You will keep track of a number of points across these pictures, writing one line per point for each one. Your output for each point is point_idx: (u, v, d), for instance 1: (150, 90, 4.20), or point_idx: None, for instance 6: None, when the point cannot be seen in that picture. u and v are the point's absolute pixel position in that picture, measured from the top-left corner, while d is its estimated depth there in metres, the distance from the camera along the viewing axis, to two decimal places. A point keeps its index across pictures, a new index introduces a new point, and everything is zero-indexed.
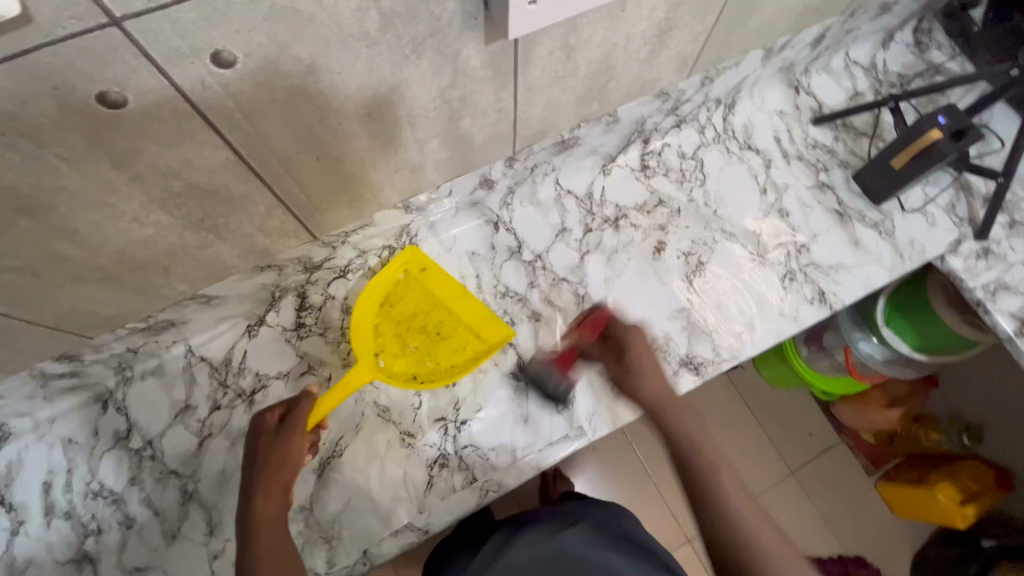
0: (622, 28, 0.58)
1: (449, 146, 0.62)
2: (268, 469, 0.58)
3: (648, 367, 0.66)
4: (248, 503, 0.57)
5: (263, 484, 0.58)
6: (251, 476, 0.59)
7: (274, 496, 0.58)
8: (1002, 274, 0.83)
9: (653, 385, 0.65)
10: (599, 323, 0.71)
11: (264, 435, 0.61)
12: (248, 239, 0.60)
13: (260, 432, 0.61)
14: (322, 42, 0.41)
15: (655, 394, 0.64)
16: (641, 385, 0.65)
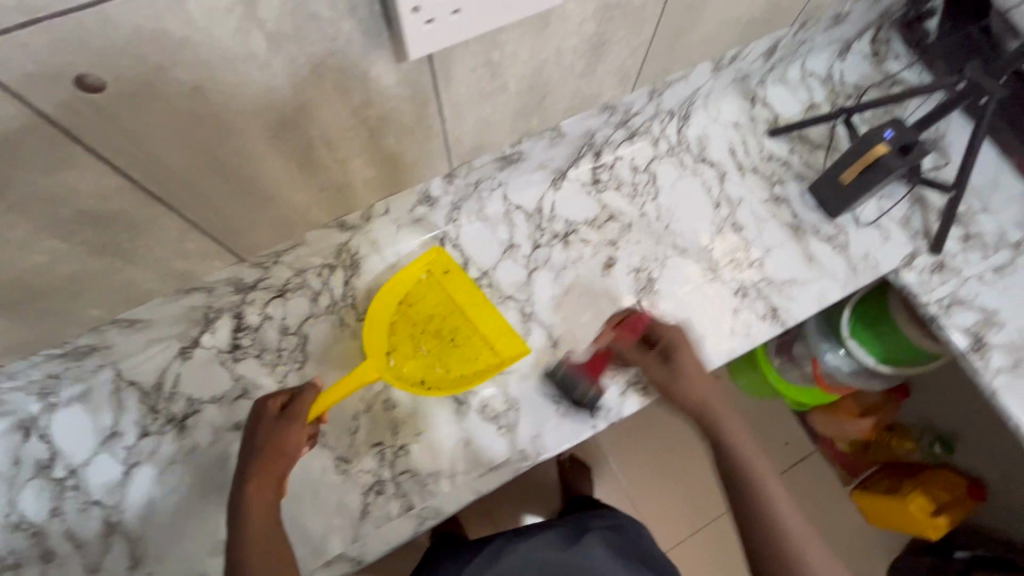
0: (549, 43, 0.56)
1: (375, 164, 0.60)
2: (263, 459, 0.59)
3: (693, 371, 0.67)
4: (240, 492, 0.58)
5: (258, 473, 0.58)
6: (247, 466, 0.59)
7: (266, 488, 0.58)
8: (957, 288, 0.83)
9: (697, 391, 0.66)
10: (636, 326, 0.71)
11: (263, 423, 0.61)
12: (164, 263, 0.58)
13: (261, 420, 0.61)
14: (204, 63, 0.39)
15: (702, 395, 0.66)
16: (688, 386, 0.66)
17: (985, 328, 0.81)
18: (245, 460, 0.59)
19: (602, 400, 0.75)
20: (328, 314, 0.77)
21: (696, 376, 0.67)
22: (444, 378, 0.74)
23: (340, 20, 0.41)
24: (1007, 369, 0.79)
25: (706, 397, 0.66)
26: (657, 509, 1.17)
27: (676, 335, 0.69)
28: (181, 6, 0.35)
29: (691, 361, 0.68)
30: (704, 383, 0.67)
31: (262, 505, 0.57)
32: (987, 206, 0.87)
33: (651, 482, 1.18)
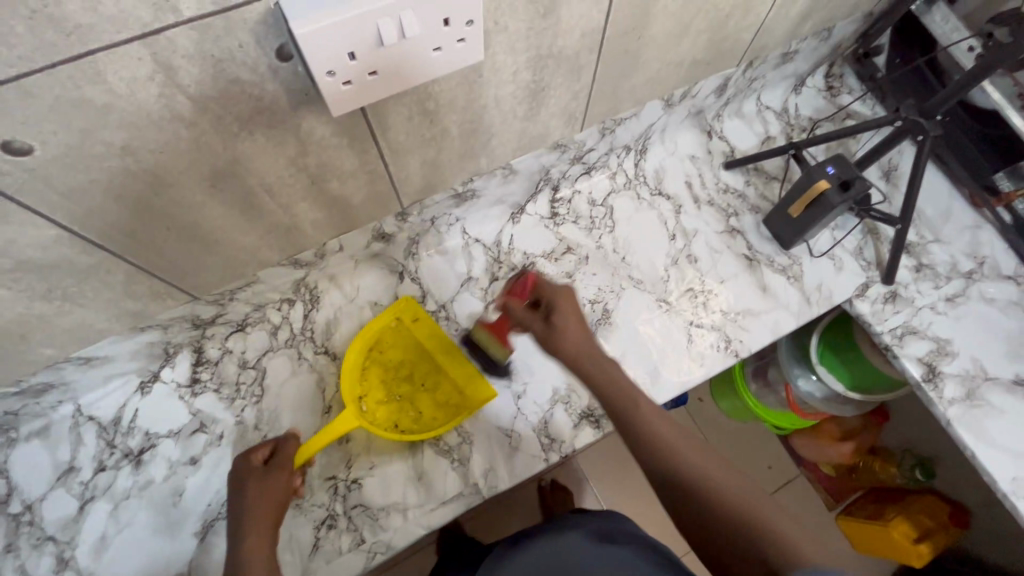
0: (485, 91, 0.59)
1: (322, 206, 0.63)
2: (253, 511, 0.59)
3: (573, 328, 0.62)
4: (236, 548, 0.57)
5: (250, 524, 0.58)
6: (240, 521, 0.59)
7: (265, 536, 0.58)
8: (910, 318, 0.84)
9: (576, 342, 0.61)
10: (523, 289, 0.67)
11: (250, 476, 0.62)
12: (114, 304, 0.60)
13: (248, 473, 0.62)
14: (131, 126, 0.41)
15: (581, 353, 0.61)
16: (575, 359, 0.61)
17: (937, 358, 0.81)
18: (232, 523, 0.59)
19: (555, 433, 0.76)
20: (287, 348, 0.79)
21: (576, 332, 0.62)
22: (418, 421, 0.76)
23: (264, 82, 0.43)
24: (959, 399, 0.79)
25: (584, 353, 0.61)
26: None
27: (556, 293, 0.64)
28: (100, 78, 0.37)
29: (569, 314, 0.63)
30: (589, 343, 0.62)
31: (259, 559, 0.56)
32: (938, 237, 0.89)
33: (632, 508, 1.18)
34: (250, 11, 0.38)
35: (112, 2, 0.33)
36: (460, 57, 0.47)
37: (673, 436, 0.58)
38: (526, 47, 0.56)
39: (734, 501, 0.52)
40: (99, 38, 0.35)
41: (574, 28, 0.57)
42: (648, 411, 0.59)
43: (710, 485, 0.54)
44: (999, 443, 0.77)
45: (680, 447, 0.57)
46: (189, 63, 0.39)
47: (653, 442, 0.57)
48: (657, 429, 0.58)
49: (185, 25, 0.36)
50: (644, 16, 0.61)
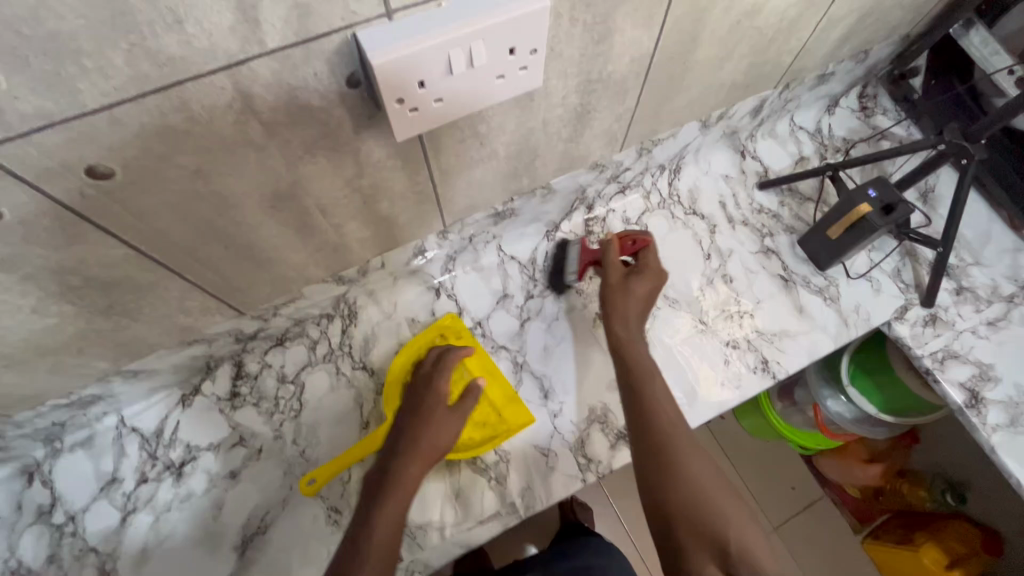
0: (535, 114, 0.60)
1: (370, 225, 0.63)
2: (418, 449, 0.68)
3: (636, 289, 0.75)
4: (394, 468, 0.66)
5: (411, 457, 0.67)
6: (408, 446, 0.68)
7: (419, 472, 0.66)
8: (950, 342, 0.83)
9: (634, 304, 0.75)
10: (634, 242, 0.79)
11: (435, 407, 0.71)
12: (167, 318, 0.61)
13: (434, 405, 0.71)
14: (205, 151, 0.42)
15: (631, 316, 0.74)
16: (624, 318, 0.74)
17: (979, 383, 0.80)
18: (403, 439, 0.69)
19: (592, 453, 0.76)
20: (325, 363, 0.79)
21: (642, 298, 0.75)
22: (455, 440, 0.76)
23: (332, 107, 0.44)
24: (1003, 426, 0.78)
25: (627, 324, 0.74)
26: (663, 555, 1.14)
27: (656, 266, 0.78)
28: (185, 106, 0.38)
29: (646, 282, 0.76)
30: (640, 309, 0.75)
31: (401, 491, 0.64)
32: (978, 260, 0.88)
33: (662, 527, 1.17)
34: (328, 41, 0.39)
35: (205, 36, 0.34)
36: (521, 84, 0.47)
37: (673, 422, 0.65)
38: (577, 72, 0.56)
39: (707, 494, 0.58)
40: (188, 68, 0.36)
41: (625, 54, 0.58)
42: (660, 395, 0.67)
43: (693, 474, 0.60)
44: None
45: (676, 434, 0.64)
46: (266, 91, 0.40)
47: (657, 420, 0.65)
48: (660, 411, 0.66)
49: (267, 56, 0.38)
50: (692, 42, 0.62)
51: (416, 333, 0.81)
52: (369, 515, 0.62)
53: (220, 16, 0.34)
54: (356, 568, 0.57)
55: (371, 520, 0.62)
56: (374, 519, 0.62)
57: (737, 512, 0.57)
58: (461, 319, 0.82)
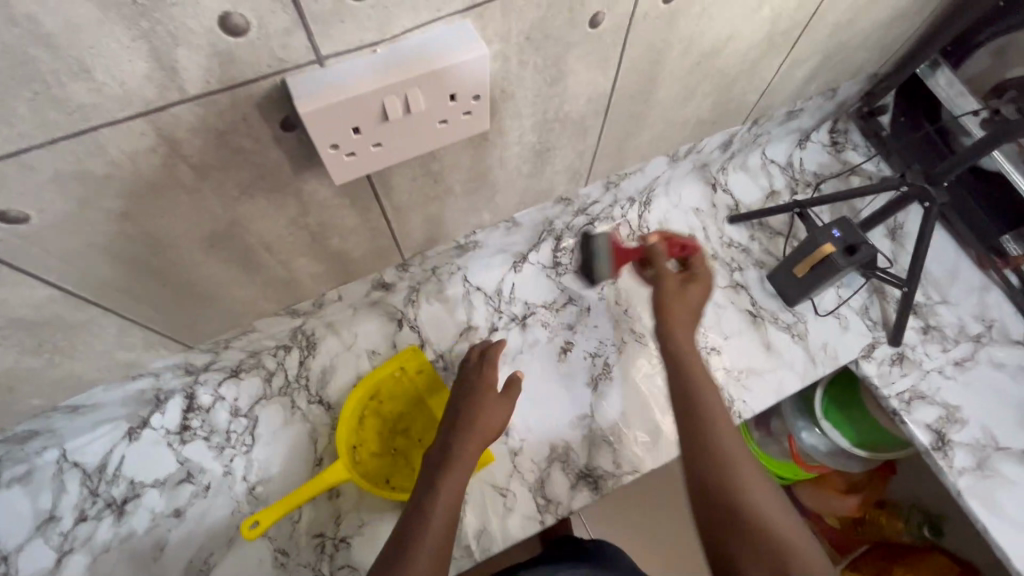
0: (490, 153, 0.59)
1: (323, 260, 0.62)
2: (473, 427, 0.66)
3: (688, 287, 0.69)
4: (453, 443, 0.64)
5: (468, 435, 0.65)
6: (462, 422, 0.67)
7: (475, 447, 0.64)
8: (917, 382, 0.82)
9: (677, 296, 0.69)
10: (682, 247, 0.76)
11: (485, 388, 0.71)
12: (106, 354, 0.59)
13: (486, 386, 0.71)
14: (130, 194, 0.41)
15: (682, 306, 0.68)
16: (671, 299, 0.68)
17: (947, 425, 0.79)
18: (460, 416, 0.68)
19: (552, 494, 0.74)
20: (280, 396, 0.77)
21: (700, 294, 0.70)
22: (410, 478, 0.75)
23: (267, 150, 0.43)
24: (970, 469, 0.77)
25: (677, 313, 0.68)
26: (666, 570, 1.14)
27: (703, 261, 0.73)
28: (102, 151, 0.37)
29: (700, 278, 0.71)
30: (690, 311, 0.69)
31: (458, 472, 0.62)
32: (944, 298, 0.88)
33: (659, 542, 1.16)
34: (257, 87, 0.38)
35: (117, 84, 0.33)
36: (466, 127, 0.46)
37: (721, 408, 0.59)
38: (532, 112, 0.56)
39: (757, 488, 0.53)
40: (101, 115, 0.34)
41: (581, 93, 0.57)
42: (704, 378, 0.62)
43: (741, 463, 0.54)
44: (1013, 518, 0.74)
45: (725, 421, 0.58)
46: (192, 135, 0.39)
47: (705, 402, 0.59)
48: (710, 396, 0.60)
49: (190, 102, 0.36)
50: (650, 82, 0.61)
51: (376, 366, 0.79)
52: (430, 488, 0.60)
53: (132, 65, 0.32)
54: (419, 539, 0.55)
55: (432, 490, 0.59)
56: (435, 491, 0.60)
57: (800, 529, 0.51)
58: (423, 352, 0.81)
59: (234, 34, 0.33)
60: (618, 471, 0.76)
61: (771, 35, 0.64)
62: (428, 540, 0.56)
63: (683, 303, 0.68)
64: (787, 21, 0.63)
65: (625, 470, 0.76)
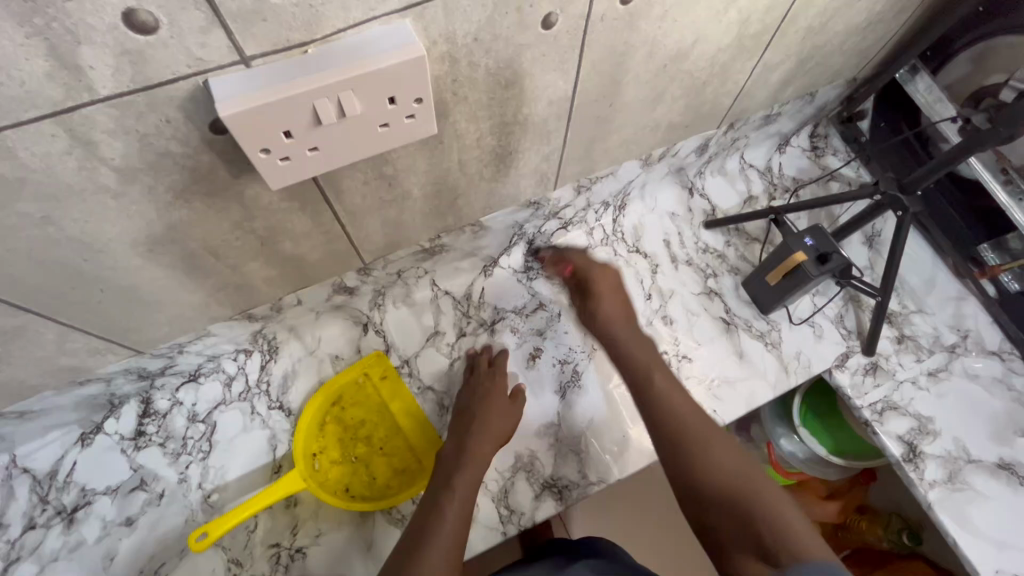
0: (448, 156, 0.57)
1: (275, 264, 0.60)
2: (484, 431, 0.69)
3: (605, 301, 0.74)
4: (466, 445, 0.67)
5: (480, 437, 0.68)
6: (473, 425, 0.70)
7: (487, 450, 0.68)
8: (890, 393, 0.81)
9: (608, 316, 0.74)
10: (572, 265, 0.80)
11: (494, 393, 0.73)
12: (47, 361, 0.57)
13: (495, 392, 0.74)
14: (48, 198, 0.39)
15: (614, 322, 0.73)
16: (611, 325, 0.73)
17: (918, 437, 0.78)
18: (471, 418, 0.71)
19: (515, 504, 0.73)
20: (240, 402, 0.75)
21: (618, 306, 0.74)
22: (371, 487, 0.74)
23: (197, 153, 0.41)
24: (940, 482, 0.76)
25: (614, 330, 0.72)
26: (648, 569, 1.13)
27: (593, 269, 0.78)
28: (9, 153, 0.35)
29: (607, 289, 0.75)
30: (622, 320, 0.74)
31: (473, 472, 0.65)
32: (920, 307, 0.87)
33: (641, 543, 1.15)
34: (176, 88, 0.36)
35: (16, 83, 0.31)
36: (412, 131, 0.45)
37: (689, 413, 0.62)
38: (489, 115, 0.54)
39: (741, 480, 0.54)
40: (3, 117, 0.32)
41: (540, 96, 0.55)
42: (667, 389, 0.65)
43: (717, 463, 0.56)
44: (981, 532, 0.73)
45: (696, 423, 0.61)
46: (111, 137, 0.37)
47: (668, 414, 0.62)
48: (673, 405, 0.63)
49: (103, 103, 0.34)
50: (615, 85, 0.60)
51: (338, 372, 0.78)
52: (445, 488, 0.63)
53: (31, 63, 0.30)
54: (433, 532, 0.58)
55: (448, 487, 0.63)
56: (451, 488, 0.63)
57: (774, 497, 0.53)
58: (387, 357, 0.79)
59: (143, 32, 0.32)
60: (584, 481, 0.75)
61: (741, 38, 0.62)
62: (442, 537, 0.58)
63: (624, 326, 0.72)
64: (757, 23, 0.61)
65: (591, 480, 0.75)
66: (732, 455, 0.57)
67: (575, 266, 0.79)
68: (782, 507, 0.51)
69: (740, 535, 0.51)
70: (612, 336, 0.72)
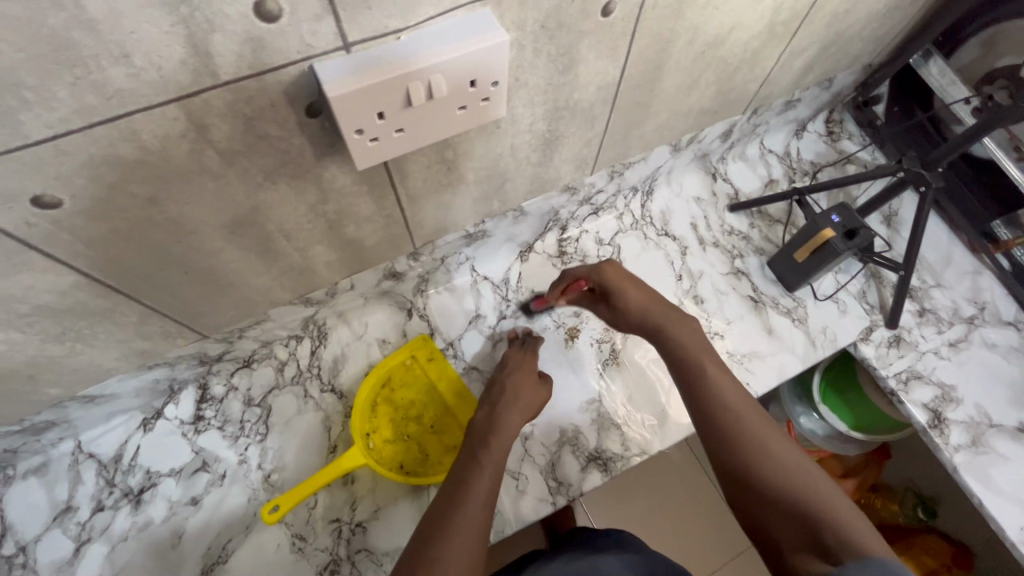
0: (502, 142, 0.60)
1: (337, 248, 0.63)
2: (515, 406, 0.71)
3: (632, 291, 0.71)
4: (496, 417, 0.70)
5: (512, 411, 0.70)
6: (503, 398, 0.72)
7: (517, 422, 0.70)
8: (914, 363, 0.85)
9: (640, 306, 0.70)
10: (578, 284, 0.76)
11: (522, 369, 0.76)
12: (125, 343, 0.59)
13: (520, 365, 0.76)
14: (160, 180, 0.42)
15: (652, 309, 0.69)
16: (646, 315, 0.69)
17: (942, 404, 0.82)
18: (505, 391, 0.73)
19: (563, 476, 0.76)
20: (292, 385, 0.78)
21: (637, 295, 0.71)
22: (423, 464, 0.77)
23: (291, 136, 0.44)
24: (965, 446, 0.79)
25: (655, 311, 0.69)
26: (674, 552, 1.17)
27: (601, 271, 0.74)
28: (135, 136, 0.37)
29: (626, 282, 0.72)
30: (660, 309, 0.69)
31: (502, 440, 0.67)
32: (938, 282, 0.91)
33: (656, 518, 1.20)
34: (285, 73, 0.39)
35: (154, 68, 0.34)
36: (483, 113, 0.48)
37: (745, 408, 0.57)
38: (543, 100, 0.57)
39: (807, 484, 0.49)
40: (137, 100, 0.35)
41: (591, 83, 0.59)
42: (718, 377, 0.60)
43: (774, 467, 0.51)
44: (1004, 491, 0.76)
45: (754, 418, 0.56)
46: (221, 121, 0.40)
47: (722, 413, 0.57)
48: (722, 391, 0.59)
49: (221, 87, 0.37)
50: (657, 71, 0.63)
51: (385, 356, 0.81)
52: (479, 451, 0.65)
53: (170, 50, 0.33)
54: (467, 489, 0.60)
55: (485, 449, 0.65)
56: (488, 452, 0.65)
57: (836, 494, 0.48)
58: (432, 339, 0.82)
59: (267, 20, 0.34)
60: (627, 453, 0.78)
61: (772, 25, 0.66)
62: (479, 494, 0.60)
63: (673, 319, 0.68)
64: (787, 11, 0.64)
65: (633, 452, 0.78)
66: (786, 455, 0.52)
67: (582, 276, 0.75)
68: (830, 496, 0.48)
69: (794, 530, 0.47)
70: (654, 328, 0.68)
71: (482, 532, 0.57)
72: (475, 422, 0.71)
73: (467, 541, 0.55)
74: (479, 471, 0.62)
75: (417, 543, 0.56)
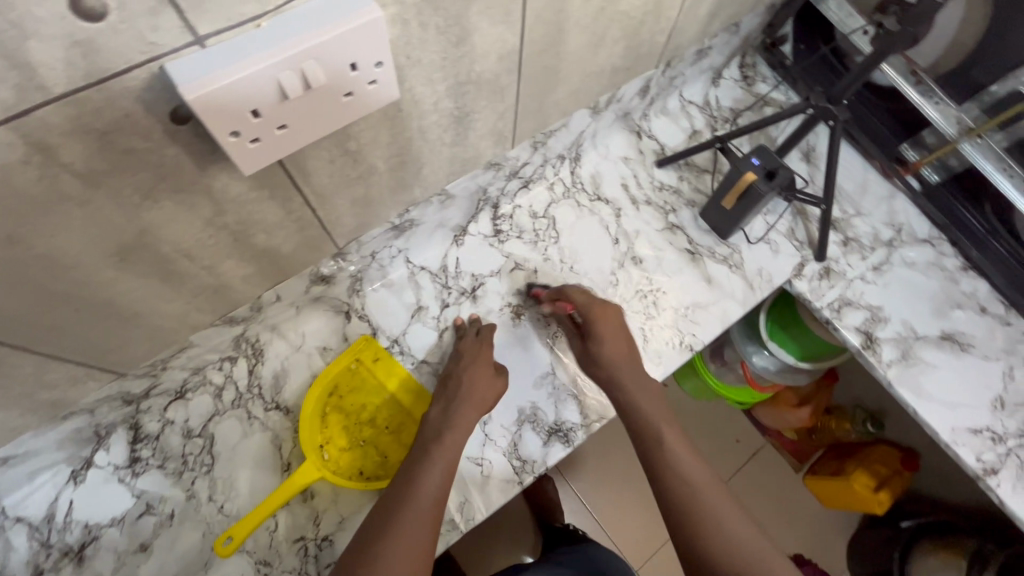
0: (408, 125, 0.57)
1: (250, 260, 0.59)
2: (467, 400, 0.69)
3: (608, 339, 0.76)
4: (448, 412, 0.69)
5: (465, 406, 0.69)
6: (455, 392, 0.71)
7: (471, 415, 0.69)
8: (844, 291, 0.89)
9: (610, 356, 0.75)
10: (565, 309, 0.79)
11: (484, 372, 0.73)
12: (28, 397, 0.55)
13: (480, 364, 0.74)
14: (14, 215, 0.37)
15: (617, 362, 0.74)
16: (613, 367, 0.74)
17: (872, 326, 0.86)
18: (459, 388, 0.71)
19: (526, 454, 0.76)
20: (234, 410, 0.74)
21: (616, 350, 0.75)
22: (383, 467, 0.76)
23: (162, 147, 0.40)
24: (896, 360, 0.84)
25: (622, 363, 0.75)
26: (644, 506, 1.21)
27: (592, 309, 0.78)
28: None
29: (607, 331, 0.76)
30: (626, 364, 0.75)
31: (455, 434, 0.66)
32: (858, 210, 0.94)
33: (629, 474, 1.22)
34: (133, 77, 0.34)
35: None
36: (375, 97, 0.45)
37: (699, 477, 0.65)
38: (443, 76, 0.54)
39: (751, 553, 0.58)
40: None
41: (490, 51, 0.56)
42: (673, 444, 0.68)
43: (725, 538, 0.59)
44: (931, 396, 0.82)
45: (702, 486, 0.64)
46: (70, 140, 0.35)
47: (676, 481, 0.65)
48: (676, 460, 0.66)
49: (57, 102, 0.33)
50: (558, 33, 0.61)
51: (328, 363, 0.77)
52: (431, 450, 0.64)
53: None
54: (415, 489, 0.60)
55: (436, 447, 0.64)
56: (439, 450, 0.64)
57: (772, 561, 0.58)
58: (376, 339, 0.79)
59: (90, 18, 0.30)
60: (586, 422, 0.78)
61: None
62: (427, 490, 0.60)
63: (633, 374, 0.74)
64: None
65: (592, 419, 0.79)
66: (738, 525, 0.61)
67: (575, 302, 0.78)
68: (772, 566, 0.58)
69: None
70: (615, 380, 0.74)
71: (427, 535, 0.58)
72: (429, 417, 0.69)
73: (410, 543, 0.56)
74: (429, 468, 0.62)
75: (359, 547, 0.57)
